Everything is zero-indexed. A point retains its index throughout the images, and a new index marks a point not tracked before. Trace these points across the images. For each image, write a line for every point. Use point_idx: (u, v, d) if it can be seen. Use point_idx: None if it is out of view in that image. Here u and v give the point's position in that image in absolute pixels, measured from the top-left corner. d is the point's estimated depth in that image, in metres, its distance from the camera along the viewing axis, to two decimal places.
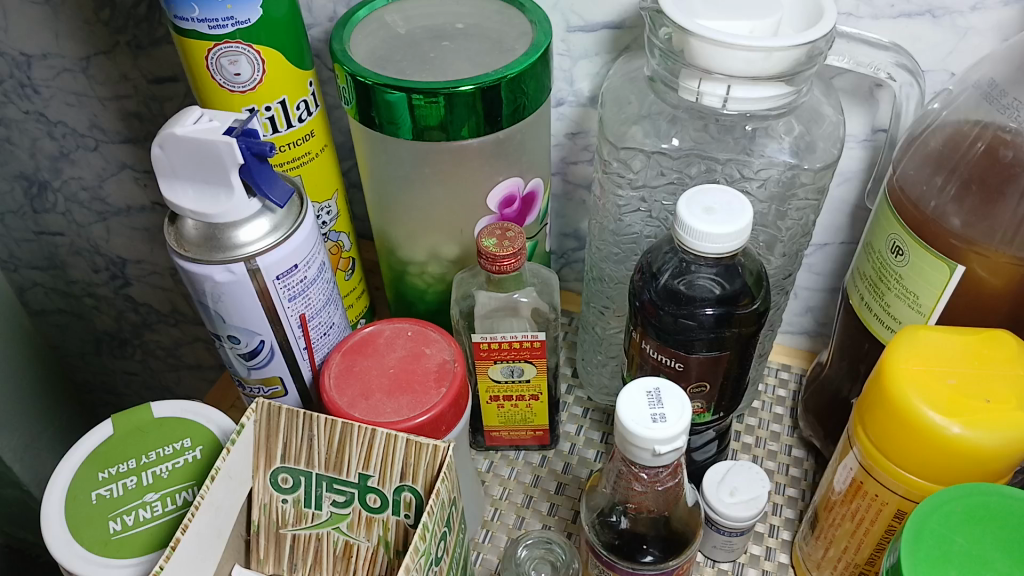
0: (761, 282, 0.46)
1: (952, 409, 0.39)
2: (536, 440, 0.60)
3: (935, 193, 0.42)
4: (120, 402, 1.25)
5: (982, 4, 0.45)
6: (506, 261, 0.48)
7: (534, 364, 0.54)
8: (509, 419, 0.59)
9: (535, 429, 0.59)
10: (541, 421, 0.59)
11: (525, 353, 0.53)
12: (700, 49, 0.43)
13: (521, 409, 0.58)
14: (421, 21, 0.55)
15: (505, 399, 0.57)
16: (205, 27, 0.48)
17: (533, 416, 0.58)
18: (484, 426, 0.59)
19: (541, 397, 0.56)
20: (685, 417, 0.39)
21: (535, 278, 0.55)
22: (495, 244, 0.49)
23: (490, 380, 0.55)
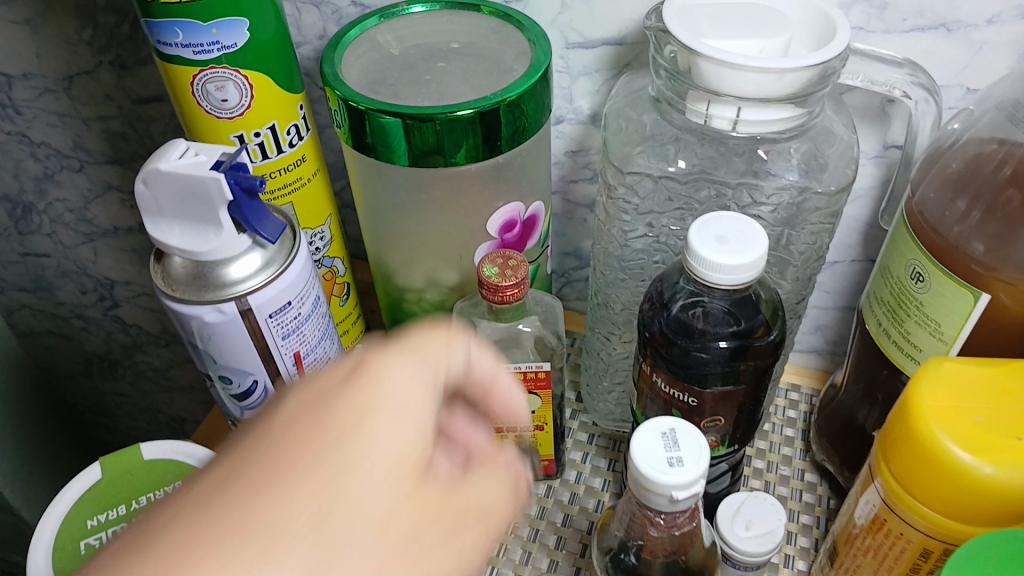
0: (778, 312, 0.44)
1: (982, 449, 0.37)
2: (542, 471, 0.59)
3: (957, 218, 0.41)
4: (112, 423, 1.23)
5: (998, 18, 0.43)
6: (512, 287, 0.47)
7: (538, 394, 0.53)
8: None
9: (539, 461, 0.58)
10: (547, 453, 0.57)
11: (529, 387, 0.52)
12: (709, 70, 0.41)
13: (526, 441, 0.56)
14: (414, 40, 0.53)
15: None
16: (189, 52, 0.47)
17: (538, 448, 0.56)
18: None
19: (547, 428, 0.54)
20: (703, 459, 0.38)
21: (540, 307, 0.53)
22: (497, 274, 0.47)
23: None
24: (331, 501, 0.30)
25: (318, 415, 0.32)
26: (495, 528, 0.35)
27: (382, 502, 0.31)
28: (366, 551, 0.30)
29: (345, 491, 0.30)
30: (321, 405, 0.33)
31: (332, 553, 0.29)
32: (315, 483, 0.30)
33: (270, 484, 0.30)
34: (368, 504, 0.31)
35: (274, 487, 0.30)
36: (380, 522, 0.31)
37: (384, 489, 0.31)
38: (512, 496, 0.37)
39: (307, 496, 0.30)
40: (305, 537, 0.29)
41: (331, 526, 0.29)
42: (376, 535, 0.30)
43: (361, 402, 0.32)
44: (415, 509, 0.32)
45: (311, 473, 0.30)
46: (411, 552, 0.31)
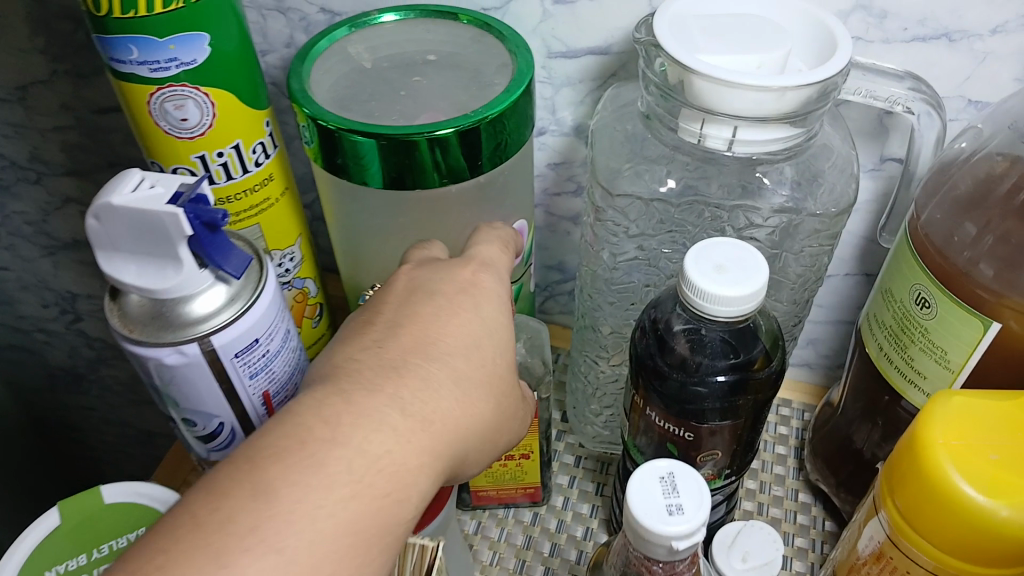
0: (778, 342, 0.42)
1: (996, 490, 0.35)
2: (527, 498, 0.56)
3: (966, 242, 0.38)
4: (80, 437, 1.19)
5: (1002, 28, 0.41)
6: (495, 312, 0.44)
7: (524, 424, 0.51)
8: (498, 480, 0.55)
9: (523, 489, 0.55)
10: (533, 481, 0.55)
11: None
12: (704, 87, 0.39)
13: (512, 470, 0.54)
14: (387, 51, 0.50)
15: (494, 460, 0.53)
16: (145, 70, 0.43)
17: (524, 476, 0.54)
18: (470, 487, 0.55)
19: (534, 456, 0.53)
20: (704, 507, 0.35)
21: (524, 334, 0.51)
22: None
23: None
24: (458, 406, 0.39)
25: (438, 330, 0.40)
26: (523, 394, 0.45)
27: (431, 451, 0.37)
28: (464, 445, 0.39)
29: (467, 399, 0.39)
30: (432, 310, 0.41)
31: (440, 446, 0.37)
32: (451, 393, 0.38)
33: (405, 393, 0.37)
34: (470, 412, 0.39)
35: (416, 389, 0.37)
36: (477, 423, 0.40)
37: (480, 399, 0.40)
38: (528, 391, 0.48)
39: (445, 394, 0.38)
40: (435, 431, 0.37)
41: (451, 426, 0.38)
42: (464, 427, 0.39)
43: (474, 324, 0.41)
44: (501, 421, 0.42)
45: (426, 394, 0.37)
46: (488, 437, 0.41)
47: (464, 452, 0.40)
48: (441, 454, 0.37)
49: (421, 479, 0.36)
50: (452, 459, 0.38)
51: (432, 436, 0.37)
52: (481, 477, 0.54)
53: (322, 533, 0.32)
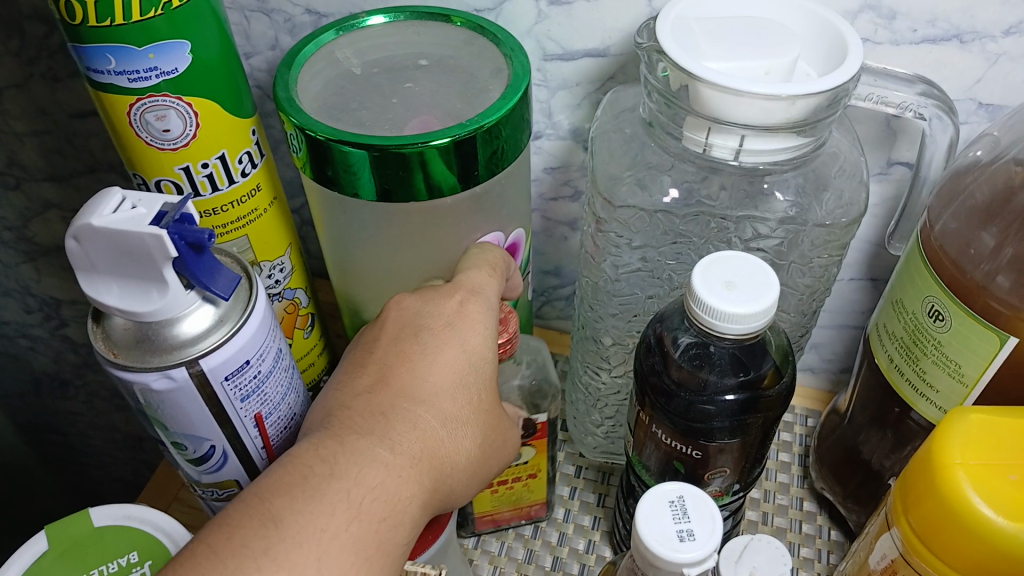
0: (788, 356, 0.40)
1: (1017, 511, 0.34)
2: (530, 517, 0.55)
3: (983, 254, 0.37)
4: (67, 441, 1.17)
5: (1015, 29, 0.40)
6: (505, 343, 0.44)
7: (533, 445, 0.50)
8: (503, 503, 0.53)
9: (527, 508, 0.54)
10: (539, 499, 0.53)
11: (525, 436, 0.49)
12: (710, 95, 0.37)
13: (518, 491, 0.52)
14: (375, 55, 0.48)
15: (500, 484, 0.51)
16: (124, 80, 0.41)
17: (530, 495, 0.53)
18: (474, 514, 0.53)
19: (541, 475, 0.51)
20: (717, 531, 0.34)
21: (529, 356, 0.50)
22: None
23: None
24: (448, 442, 0.39)
25: (433, 367, 0.41)
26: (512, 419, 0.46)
27: (424, 484, 0.38)
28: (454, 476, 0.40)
29: (456, 434, 0.40)
30: (418, 350, 0.41)
31: (431, 480, 0.38)
32: (442, 431, 0.39)
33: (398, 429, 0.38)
34: (458, 447, 0.40)
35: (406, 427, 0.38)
36: (467, 455, 0.41)
37: (466, 436, 0.41)
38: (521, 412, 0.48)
39: (436, 432, 0.39)
40: (427, 461, 0.38)
41: (443, 458, 0.39)
42: (450, 460, 0.39)
43: (466, 356, 0.41)
44: (491, 451, 0.43)
45: (414, 433, 0.38)
46: (479, 467, 0.42)
47: (454, 484, 0.40)
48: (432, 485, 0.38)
49: (418, 506, 0.37)
50: (442, 491, 0.39)
51: (421, 472, 0.38)
52: (486, 504, 0.52)
53: (328, 554, 0.33)
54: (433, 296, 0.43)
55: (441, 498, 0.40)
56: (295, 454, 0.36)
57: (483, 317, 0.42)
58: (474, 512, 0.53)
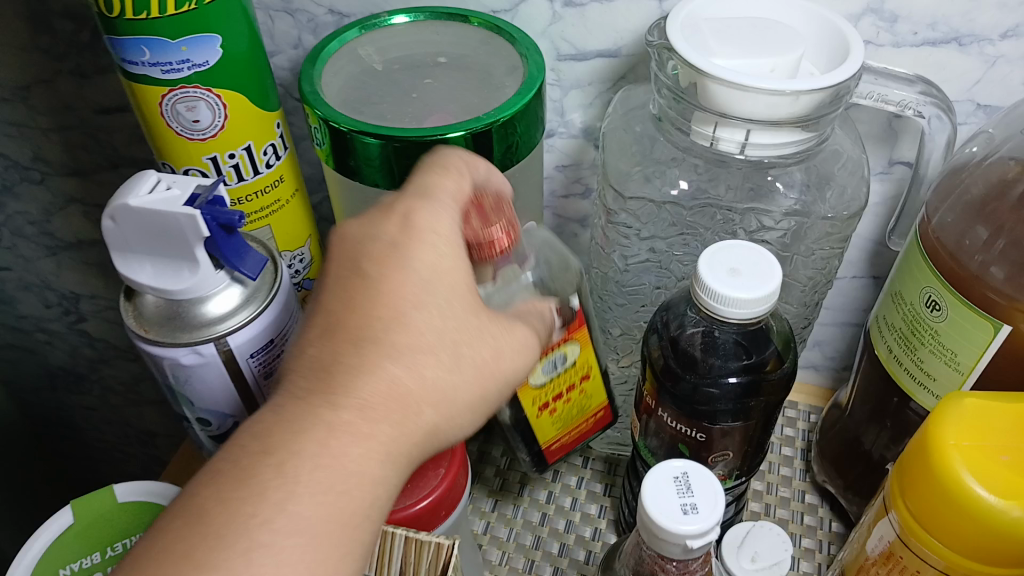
0: (791, 344, 0.42)
1: (1010, 490, 0.35)
2: (601, 427, 0.51)
3: (978, 246, 0.39)
4: (80, 436, 1.18)
5: (1013, 32, 0.42)
6: (494, 235, 0.39)
7: (574, 340, 0.45)
8: (568, 423, 0.48)
9: (595, 418, 0.50)
10: (601, 402, 0.49)
11: (564, 337, 0.44)
12: (717, 90, 0.39)
13: (577, 402, 0.48)
14: (396, 53, 0.50)
15: (556, 401, 0.46)
16: (158, 71, 0.43)
17: (591, 400, 0.48)
18: (543, 448, 0.49)
19: (594, 372, 0.47)
20: (719, 508, 0.36)
21: (534, 241, 0.45)
22: (478, 228, 0.39)
23: (535, 386, 0.45)
24: (411, 364, 0.33)
25: (380, 292, 0.34)
26: (512, 340, 0.37)
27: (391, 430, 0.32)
28: (432, 399, 0.34)
29: (417, 360, 0.34)
30: (365, 288, 0.35)
31: (399, 413, 0.33)
32: (393, 363, 0.33)
33: (338, 381, 0.32)
34: (427, 383, 0.34)
35: (354, 363, 0.33)
36: (451, 380, 0.35)
37: (431, 364, 0.34)
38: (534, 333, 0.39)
39: (389, 364, 0.33)
40: (383, 396, 0.33)
41: (405, 386, 0.33)
42: (417, 398, 0.33)
43: (419, 278, 0.35)
44: (478, 375, 0.36)
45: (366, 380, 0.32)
46: (472, 387, 0.36)
47: (440, 406, 0.34)
48: (403, 419, 0.33)
49: (387, 456, 0.32)
50: (425, 424, 0.34)
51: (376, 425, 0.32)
52: (549, 429, 0.48)
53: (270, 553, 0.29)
54: (378, 219, 0.37)
55: (425, 422, 0.34)
56: (236, 435, 0.32)
57: (439, 223, 0.37)
58: (542, 444, 0.48)
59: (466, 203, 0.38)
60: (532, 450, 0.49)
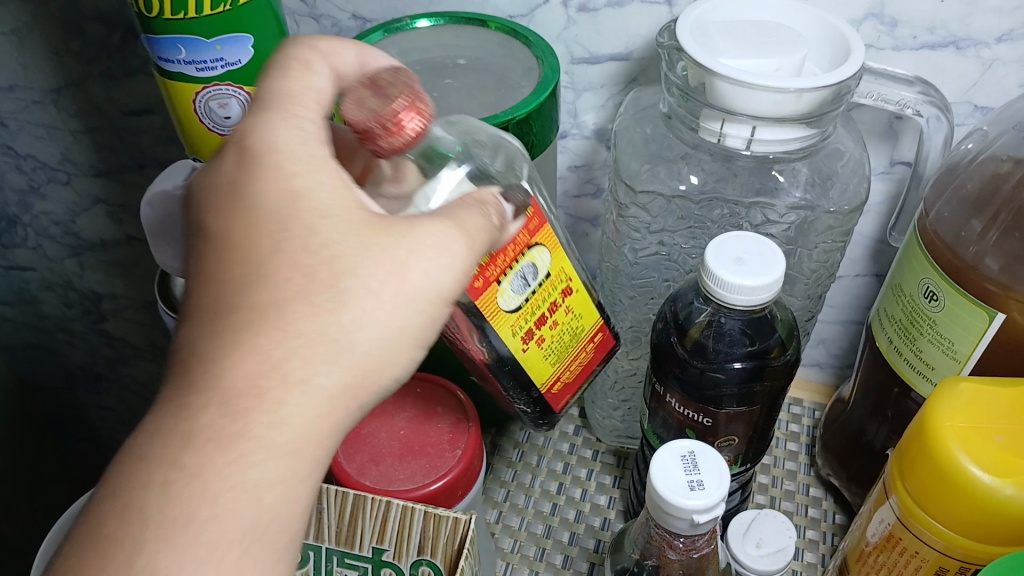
0: (794, 332, 0.44)
1: (1003, 469, 0.37)
2: (605, 354, 0.45)
3: (974, 239, 0.41)
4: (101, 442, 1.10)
5: (1008, 36, 0.43)
6: (404, 118, 0.33)
7: (541, 246, 0.39)
8: (562, 352, 0.42)
9: (592, 345, 0.44)
10: (594, 321, 0.43)
11: (525, 241, 0.38)
12: (724, 88, 0.41)
13: (565, 326, 0.42)
14: (417, 54, 0.51)
15: (540, 327, 0.41)
16: (192, 69, 0.46)
17: (581, 321, 0.43)
18: (543, 392, 0.43)
19: (573, 281, 0.41)
20: (724, 484, 0.37)
21: (455, 130, 0.39)
22: (373, 109, 0.34)
23: (507, 311, 0.39)
24: (275, 314, 0.30)
25: (232, 244, 0.32)
26: (426, 248, 0.32)
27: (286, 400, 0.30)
28: (329, 338, 0.31)
29: (283, 307, 0.30)
30: (235, 264, 0.31)
31: (265, 382, 0.30)
32: (259, 325, 0.30)
33: (191, 375, 0.30)
34: (313, 345, 0.30)
35: (206, 339, 0.30)
36: (345, 315, 0.31)
37: (304, 311, 0.30)
38: (465, 243, 0.33)
39: (247, 325, 0.30)
40: (244, 378, 0.30)
41: (269, 351, 0.30)
42: (307, 363, 0.30)
43: (281, 224, 0.31)
44: (387, 296, 0.31)
45: (242, 368, 0.30)
46: (378, 311, 0.31)
47: (342, 352, 0.31)
48: (272, 394, 0.30)
49: (285, 439, 0.30)
50: (326, 383, 0.31)
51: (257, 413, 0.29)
52: (541, 364, 0.42)
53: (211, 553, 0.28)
54: (221, 163, 0.33)
55: (347, 366, 0.31)
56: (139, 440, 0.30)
57: (273, 137, 0.33)
58: (540, 386, 0.42)
59: (316, 104, 0.35)
60: (529, 394, 0.42)
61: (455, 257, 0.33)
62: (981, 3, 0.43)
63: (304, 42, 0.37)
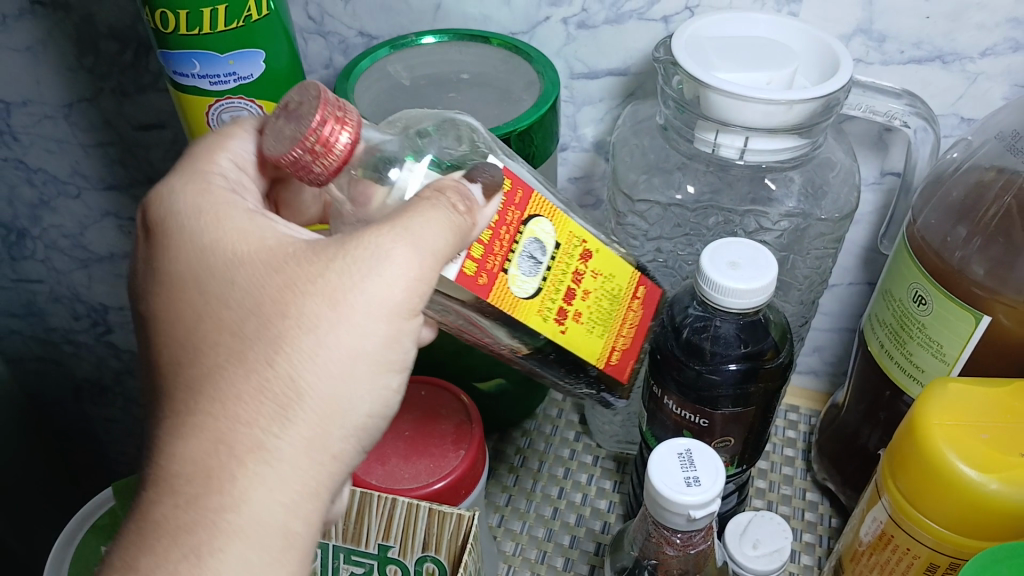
0: (787, 335, 0.46)
1: (989, 465, 0.38)
2: (653, 306, 0.44)
3: (959, 244, 0.42)
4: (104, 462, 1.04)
5: (991, 51, 0.45)
6: (327, 132, 0.33)
7: (538, 216, 0.38)
8: (607, 322, 0.42)
9: (638, 302, 0.43)
10: (629, 277, 0.42)
11: (516, 218, 0.37)
12: (718, 101, 0.43)
13: (601, 291, 0.41)
14: (423, 70, 0.53)
15: (571, 305, 0.39)
16: (206, 83, 0.47)
17: (616, 279, 0.41)
18: (603, 367, 0.42)
19: (587, 242, 0.39)
20: (719, 480, 0.39)
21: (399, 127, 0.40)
22: (291, 139, 0.33)
23: (523, 295, 0.37)
24: (216, 383, 0.33)
25: (178, 336, 0.35)
26: (361, 266, 0.33)
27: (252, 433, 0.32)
28: (273, 391, 0.33)
29: (224, 373, 0.33)
30: (204, 329, 0.34)
31: (216, 458, 0.32)
32: (203, 394, 0.33)
33: (162, 449, 0.33)
34: (269, 378, 0.33)
35: (163, 437, 0.33)
36: (298, 347, 0.33)
37: (257, 351, 0.33)
38: (415, 247, 0.33)
39: (194, 405, 0.33)
40: (198, 459, 0.32)
41: (216, 424, 0.32)
42: (268, 395, 0.33)
43: (235, 281, 0.35)
44: (328, 326, 0.33)
45: (212, 417, 0.33)
46: (319, 346, 0.33)
47: (294, 400, 0.33)
48: (227, 471, 0.32)
49: (268, 464, 0.32)
50: (291, 409, 0.33)
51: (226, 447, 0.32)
52: (589, 340, 0.41)
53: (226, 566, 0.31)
54: (159, 264, 0.37)
55: (304, 410, 0.33)
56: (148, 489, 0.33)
57: (195, 213, 0.37)
58: (597, 363, 0.42)
59: (234, 175, 0.39)
60: (589, 374, 0.43)
61: (399, 264, 0.33)
62: (965, 20, 0.44)
63: (230, 132, 0.41)
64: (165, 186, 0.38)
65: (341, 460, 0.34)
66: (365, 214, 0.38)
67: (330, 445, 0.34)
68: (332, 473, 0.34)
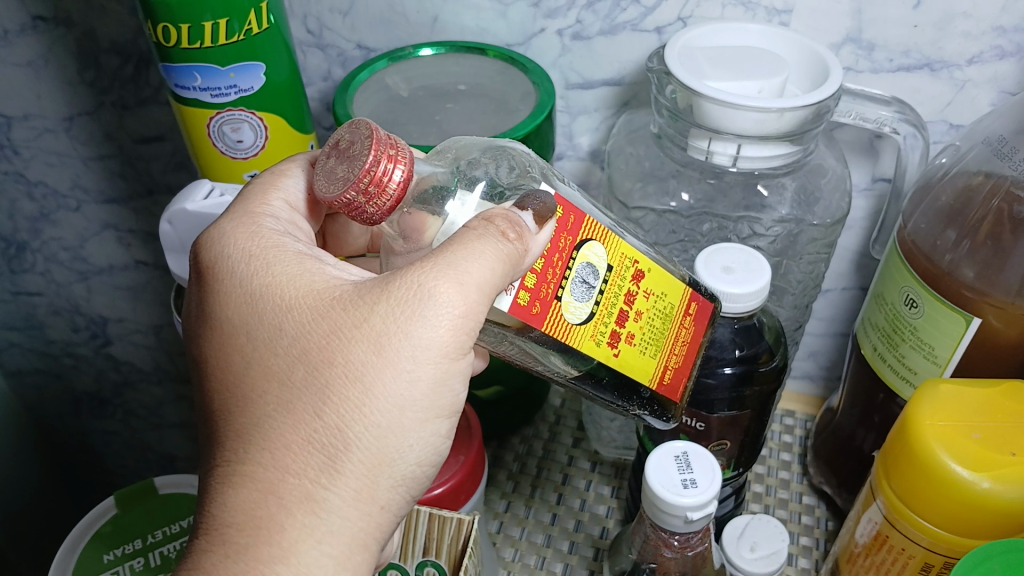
0: (779, 338, 0.47)
1: (980, 464, 0.39)
2: (705, 321, 0.41)
3: (949, 248, 0.43)
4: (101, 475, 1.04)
5: (979, 58, 0.46)
6: (381, 171, 0.31)
7: (593, 239, 0.35)
8: (659, 341, 0.39)
9: (689, 318, 0.40)
10: (680, 294, 0.39)
11: (569, 244, 0.34)
12: (711, 109, 0.43)
13: (653, 311, 0.38)
14: (421, 81, 0.54)
15: (626, 331, 0.37)
16: (207, 95, 0.48)
17: (667, 298, 0.38)
18: (655, 389, 0.39)
19: (641, 262, 0.37)
20: (715, 481, 0.39)
21: (446, 159, 0.38)
22: (345, 184, 0.32)
23: (577, 320, 0.35)
24: (264, 433, 0.33)
25: (226, 383, 0.34)
26: (406, 309, 0.32)
27: (296, 483, 0.32)
28: (321, 442, 0.32)
29: (272, 423, 0.33)
30: (250, 374, 0.34)
31: (265, 509, 0.31)
32: (247, 444, 0.33)
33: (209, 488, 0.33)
34: (317, 427, 0.32)
35: (213, 485, 0.33)
36: (344, 394, 0.32)
37: (305, 396, 0.33)
38: (459, 283, 0.32)
39: (243, 455, 0.32)
40: (247, 509, 0.31)
41: (265, 475, 0.32)
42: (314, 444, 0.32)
43: (282, 326, 0.34)
44: (372, 374, 0.32)
45: (257, 463, 0.32)
46: (367, 394, 0.32)
47: (340, 450, 0.32)
48: (275, 522, 0.31)
49: (314, 512, 0.32)
50: (339, 457, 0.32)
51: (272, 497, 0.31)
52: (642, 361, 0.38)
53: None
54: (209, 310, 0.37)
55: (353, 461, 0.32)
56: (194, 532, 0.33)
57: (246, 257, 0.37)
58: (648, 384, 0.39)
59: (287, 216, 0.39)
60: (641, 395, 0.40)
61: (444, 303, 0.32)
62: (951, 29, 0.45)
63: (276, 175, 0.41)
64: (216, 229, 0.38)
65: (389, 511, 0.34)
66: (421, 248, 0.36)
67: (378, 495, 0.33)
68: (380, 523, 0.34)
